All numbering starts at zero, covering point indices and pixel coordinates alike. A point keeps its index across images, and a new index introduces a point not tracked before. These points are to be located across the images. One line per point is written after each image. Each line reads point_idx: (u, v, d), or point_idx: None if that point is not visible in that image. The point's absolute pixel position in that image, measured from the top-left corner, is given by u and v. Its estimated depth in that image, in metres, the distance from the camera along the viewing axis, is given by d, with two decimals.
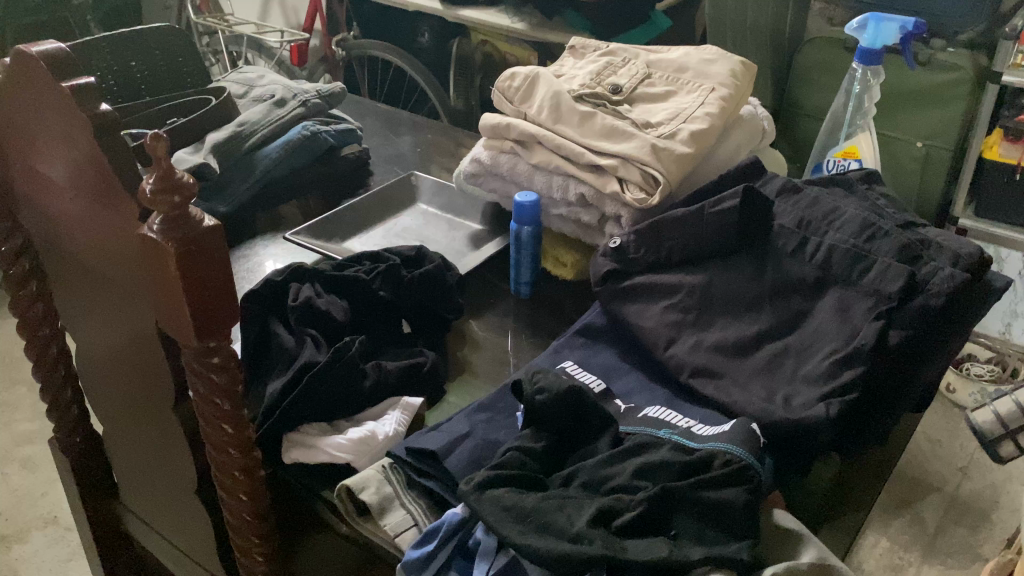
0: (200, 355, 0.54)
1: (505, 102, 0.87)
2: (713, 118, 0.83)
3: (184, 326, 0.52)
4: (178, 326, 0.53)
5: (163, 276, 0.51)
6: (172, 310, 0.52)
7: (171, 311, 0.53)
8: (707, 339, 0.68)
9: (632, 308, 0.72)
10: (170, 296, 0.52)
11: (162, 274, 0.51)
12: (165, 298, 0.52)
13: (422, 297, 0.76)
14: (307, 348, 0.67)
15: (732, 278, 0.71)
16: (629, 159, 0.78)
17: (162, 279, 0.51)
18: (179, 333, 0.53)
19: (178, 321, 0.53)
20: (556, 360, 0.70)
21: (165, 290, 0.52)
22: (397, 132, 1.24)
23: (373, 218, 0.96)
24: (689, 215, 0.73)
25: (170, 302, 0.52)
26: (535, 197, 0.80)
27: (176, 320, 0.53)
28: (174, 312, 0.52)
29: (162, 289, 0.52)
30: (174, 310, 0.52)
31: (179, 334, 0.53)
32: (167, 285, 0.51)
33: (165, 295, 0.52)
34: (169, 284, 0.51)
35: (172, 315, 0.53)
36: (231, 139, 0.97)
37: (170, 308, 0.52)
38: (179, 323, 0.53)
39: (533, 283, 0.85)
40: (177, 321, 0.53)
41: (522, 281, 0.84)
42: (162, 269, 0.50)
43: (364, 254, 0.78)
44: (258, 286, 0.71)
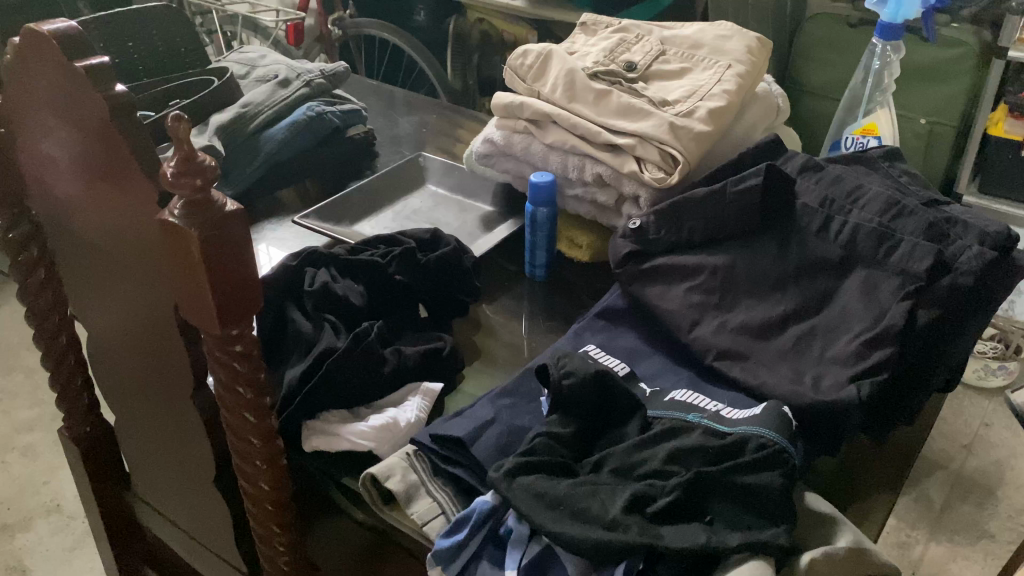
0: (222, 343, 0.53)
1: (517, 81, 0.86)
2: (731, 96, 0.82)
3: (208, 315, 0.51)
4: (199, 314, 0.52)
5: (185, 263, 0.49)
6: (194, 298, 0.51)
7: (192, 299, 0.51)
8: (732, 321, 0.67)
9: (653, 290, 0.71)
10: (192, 284, 0.50)
11: (183, 260, 0.49)
12: (186, 285, 0.51)
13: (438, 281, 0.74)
14: (326, 334, 0.66)
15: (755, 259, 0.70)
16: (647, 138, 0.77)
17: (184, 266, 0.50)
18: (200, 321, 0.52)
19: (200, 310, 0.51)
20: (578, 344, 0.69)
21: (188, 277, 0.50)
22: (402, 113, 1.21)
23: (382, 201, 0.95)
24: (711, 194, 0.72)
25: (193, 290, 0.51)
26: (552, 178, 0.79)
27: (197, 308, 0.51)
28: (195, 299, 0.51)
29: (184, 276, 0.50)
30: (196, 298, 0.51)
31: (201, 321, 0.52)
32: (189, 272, 0.50)
33: (187, 283, 0.51)
34: (192, 270, 0.49)
35: (193, 302, 0.51)
36: (235, 120, 0.94)
37: (191, 296, 0.51)
38: (201, 312, 0.51)
39: (548, 265, 0.84)
40: (199, 310, 0.51)
41: (537, 264, 0.83)
42: (185, 256, 0.49)
43: (379, 237, 0.76)
44: (273, 271, 0.70)
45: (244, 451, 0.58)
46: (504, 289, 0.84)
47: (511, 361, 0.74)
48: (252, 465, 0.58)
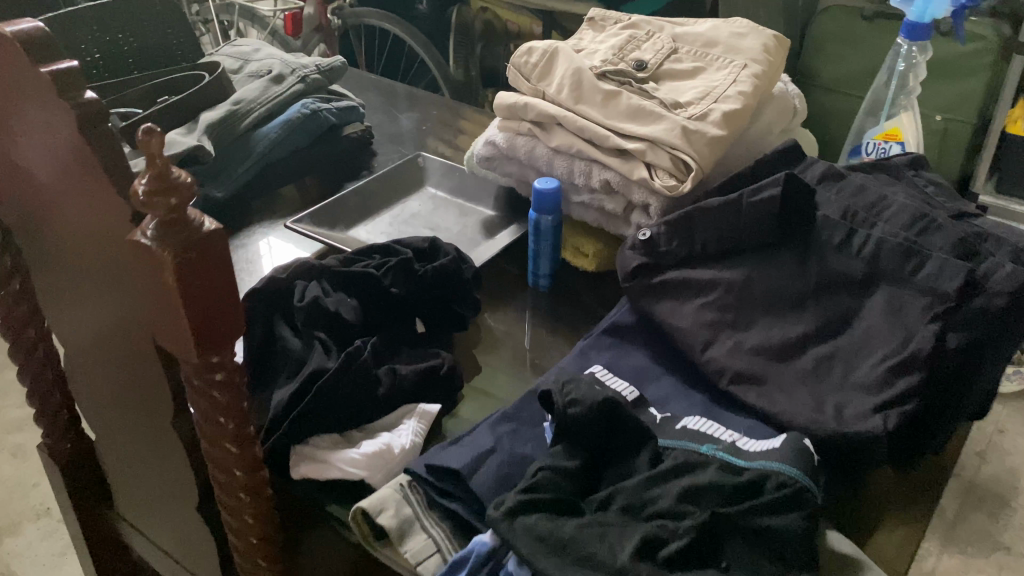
0: (200, 371, 0.49)
1: (521, 80, 0.81)
2: (746, 97, 0.78)
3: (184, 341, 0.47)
4: (176, 340, 0.48)
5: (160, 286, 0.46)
6: (171, 323, 0.47)
7: (169, 326, 0.47)
8: (748, 341, 0.63)
9: (664, 306, 0.67)
10: (168, 308, 0.46)
11: (157, 284, 0.45)
12: (162, 310, 0.47)
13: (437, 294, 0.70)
14: (316, 354, 0.62)
15: (773, 274, 0.66)
16: (658, 142, 0.73)
17: (158, 289, 0.46)
18: (178, 347, 0.48)
19: (177, 336, 0.47)
20: (584, 364, 0.65)
21: (162, 301, 0.46)
22: (401, 108, 1.17)
23: (379, 204, 0.91)
24: (727, 204, 0.68)
25: (168, 314, 0.47)
26: (556, 184, 0.75)
27: (173, 334, 0.48)
28: (171, 324, 0.47)
29: (159, 299, 0.47)
30: (171, 322, 0.47)
31: (178, 348, 0.48)
32: (164, 296, 0.46)
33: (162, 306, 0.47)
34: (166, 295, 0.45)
35: (170, 328, 0.48)
36: (225, 118, 0.90)
37: (167, 320, 0.47)
38: (177, 337, 0.47)
39: (553, 275, 0.79)
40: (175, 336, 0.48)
41: (541, 274, 0.79)
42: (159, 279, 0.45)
43: (374, 246, 0.72)
44: (261, 283, 0.66)
45: (228, 483, 0.54)
46: (506, 299, 0.80)
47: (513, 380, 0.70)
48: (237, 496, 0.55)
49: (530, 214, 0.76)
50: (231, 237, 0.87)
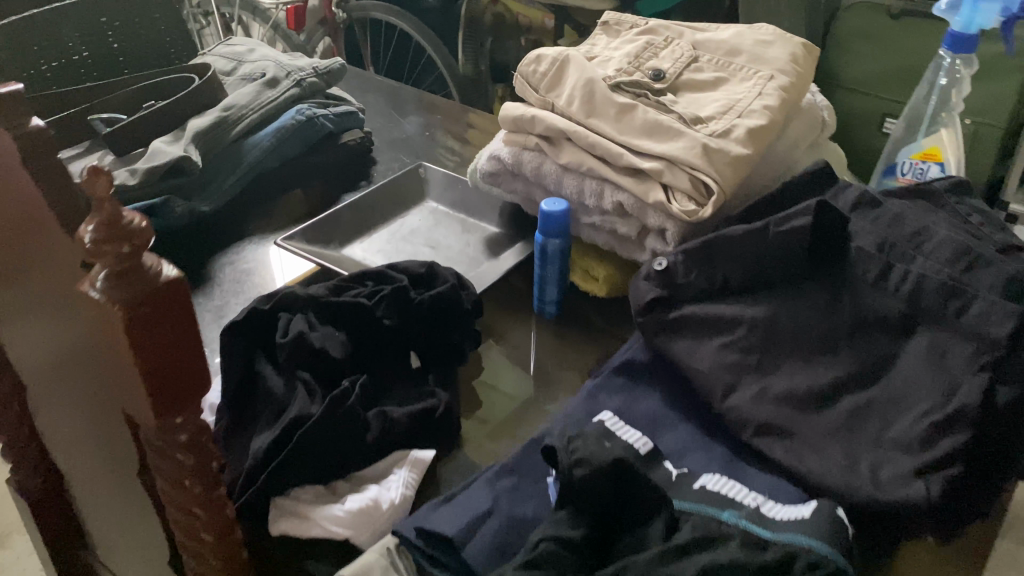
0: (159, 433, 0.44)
1: (529, 90, 0.76)
2: (772, 112, 0.72)
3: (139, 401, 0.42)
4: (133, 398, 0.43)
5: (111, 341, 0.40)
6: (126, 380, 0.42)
7: (124, 381, 0.42)
8: (773, 388, 0.57)
9: (681, 345, 0.61)
10: (122, 364, 0.41)
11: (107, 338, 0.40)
12: (116, 364, 0.42)
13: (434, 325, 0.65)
14: (298, 398, 0.56)
15: (801, 311, 0.60)
16: (676, 162, 0.67)
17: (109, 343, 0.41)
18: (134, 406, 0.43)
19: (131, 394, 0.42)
20: (592, 409, 0.60)
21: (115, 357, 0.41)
22: (404, 112, 1.11)
23: (377, 218, 0.85)
24: (751, 233, 0.62)
25: (121, 370, 0.41)
26: (565, 206, 0.69)
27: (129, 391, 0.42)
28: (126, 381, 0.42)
29: (112, 354, 0.41)
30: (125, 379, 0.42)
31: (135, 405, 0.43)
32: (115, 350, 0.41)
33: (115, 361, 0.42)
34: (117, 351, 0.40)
35: (125, 384, 0.42)
36: (214, 126, 0.84)
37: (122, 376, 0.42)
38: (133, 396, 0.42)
39: (560, 301, 0.74)
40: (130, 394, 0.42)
41: (548, 300, 0.73)
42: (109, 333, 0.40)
43: (367, 271, 0.67)
44: (243, 316, 0.60)
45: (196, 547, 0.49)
46: (510, 327, 0.75)
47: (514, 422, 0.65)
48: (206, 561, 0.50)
49: (537, 237, 0.70)
50: (217, 254, 0.82)
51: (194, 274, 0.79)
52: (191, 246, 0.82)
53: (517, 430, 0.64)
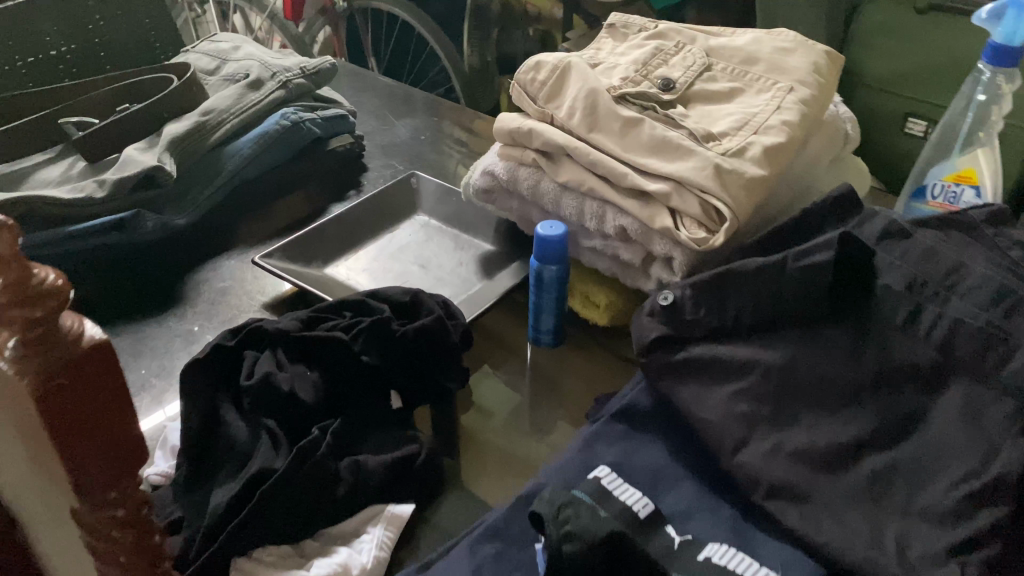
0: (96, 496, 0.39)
1: (527, 100, 0.70)
2: (791, 129, 0.66)
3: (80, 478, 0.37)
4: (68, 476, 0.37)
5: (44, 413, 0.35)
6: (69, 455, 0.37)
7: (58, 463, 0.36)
8: (789, 443, 0.52)
9: (687, 392, 0.56)
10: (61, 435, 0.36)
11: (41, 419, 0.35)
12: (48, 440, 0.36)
13: (417, 362, 0.60)
14: (262, 450, 0.51)
15: (821, 356, 0.54)
16: (685, 184, 0.61)
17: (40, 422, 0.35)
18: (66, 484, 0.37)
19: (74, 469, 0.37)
20: (588, 462, 0.54)
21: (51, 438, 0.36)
22: (400, 114, 1.06)
23: (365, 233, 0.80)
24: (767, 267, 0.56)
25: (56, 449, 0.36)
26: (563, 231, 0.63)
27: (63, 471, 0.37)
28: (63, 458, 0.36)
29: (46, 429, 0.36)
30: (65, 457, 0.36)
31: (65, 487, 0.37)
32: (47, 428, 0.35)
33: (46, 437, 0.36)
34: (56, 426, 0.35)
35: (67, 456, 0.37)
36: (192, 132, 0.79)
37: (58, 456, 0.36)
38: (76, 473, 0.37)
39: (557, 330, 0.68)
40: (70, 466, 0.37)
41: (544, 330, 0.68)
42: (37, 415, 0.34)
43: (346, 301, 0.61)
44: (205, 354, 0.55)
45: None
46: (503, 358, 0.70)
47: (500, 471, 0.60)
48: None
49: (532, 263, 0.64)
50: (191, 270, 0.76)
51: (165, 295, 0.73)
52: (165, 263, 0.77)
53: (504, 482, 0.59)
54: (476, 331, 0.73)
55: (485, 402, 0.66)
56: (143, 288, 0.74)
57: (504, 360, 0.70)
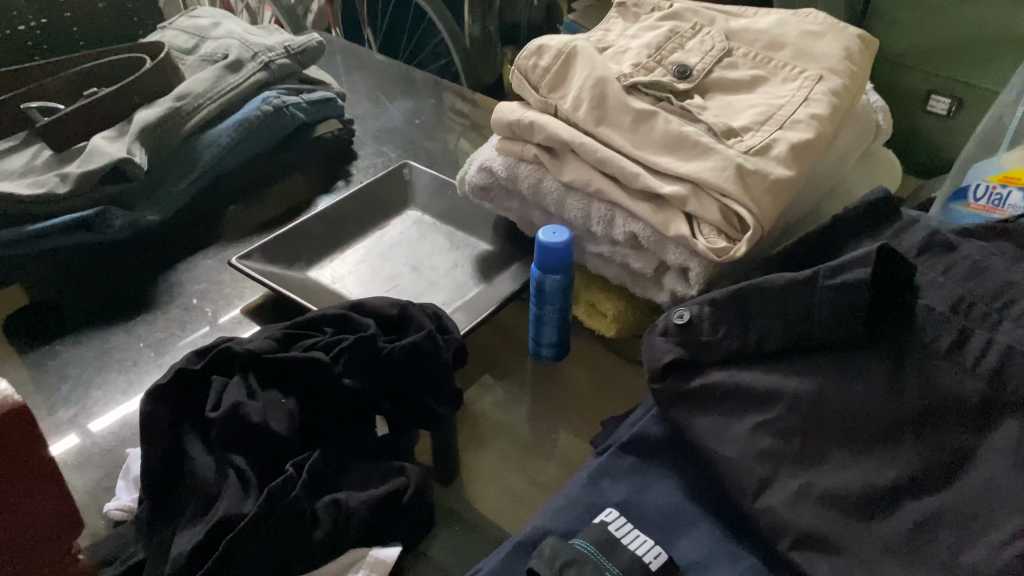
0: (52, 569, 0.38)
1: (528, 88, 0.63)
2: (820, 123, 0.59)
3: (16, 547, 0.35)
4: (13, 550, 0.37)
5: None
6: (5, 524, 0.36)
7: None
8: (819, 484, 0.46)
9: (705, 423, 0.50)
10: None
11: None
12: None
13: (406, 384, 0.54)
14: (229, 491, 0.46)
15: (854, 386, 0.48)
16: (704, 186, 0.56)
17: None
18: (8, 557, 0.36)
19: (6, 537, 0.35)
20: (594, 503, 0.49)
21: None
22: (394, 97, 0.99)
23: (353, 229, 0.74)
24: (794, 285, 0.50)
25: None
26: (568, 236, 0.57)
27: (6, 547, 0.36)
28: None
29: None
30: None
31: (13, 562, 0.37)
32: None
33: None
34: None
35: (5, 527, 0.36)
36: (166, 118, 0.72)
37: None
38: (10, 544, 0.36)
39: (560, 344, 0.62)
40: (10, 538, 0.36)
41: (547, 344, 0.62)
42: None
43: (326, 314, 0.56)
44: (167, 380, 0.50)
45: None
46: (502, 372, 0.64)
47: (498, 504, 0.55)
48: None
49: (533, 272, 0.58)
50: (164, 271, 0.71)
51: (136, 298, 0.68)
52: (137, 262, 0.71)
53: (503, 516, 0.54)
54: (474, 342, 0.67)
55: (483, 421, 0.61)
56: (112, 291, 0.68)
57: (503, 376, 0.64)
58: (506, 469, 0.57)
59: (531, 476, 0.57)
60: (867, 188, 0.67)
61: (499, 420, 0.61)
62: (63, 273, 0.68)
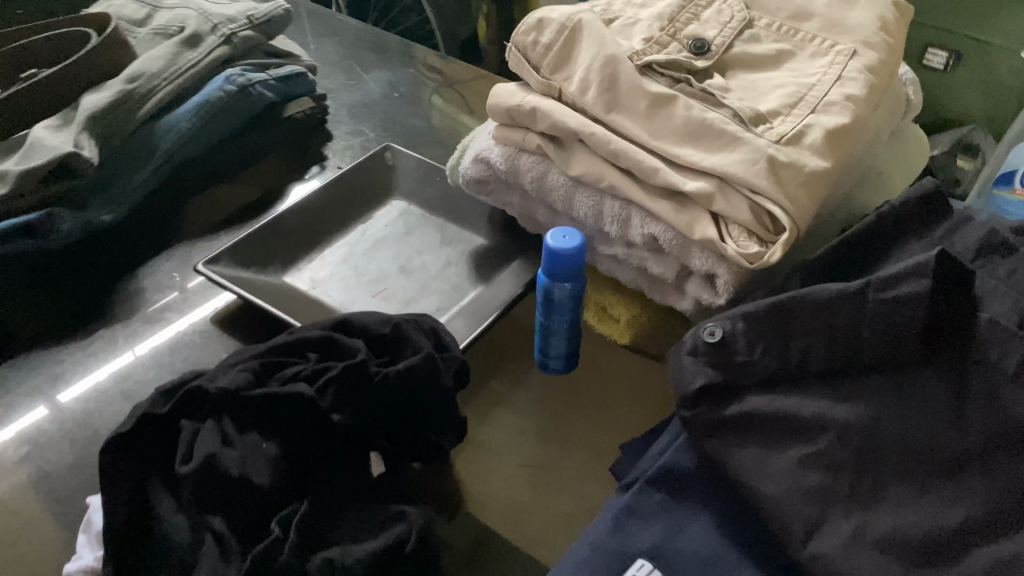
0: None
1: (527, 68, 0.56)
2: (857, 105, 0.53)
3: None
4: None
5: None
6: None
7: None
8: (875, 527, 0.41)
9: (743, 456, 0.45)
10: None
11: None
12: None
13: (401, 412, 0.48)
14: (208, 559, 0.40)
15: (911, 412, 0.43)
16: (731, 182, 0.49)
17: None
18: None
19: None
20: (622, 553, 0.44)
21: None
22: (369, 66, 0.91)
23: (333, 223, 0.67)
24: (842, 298, 0.45)
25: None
26: (579, 242, 0.50)
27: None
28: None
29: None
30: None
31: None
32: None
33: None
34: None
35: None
36: (116, 104, 0.64)
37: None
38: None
39: (570, 354, 0.56)
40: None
41: (556, 355, 0.56)
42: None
43: (309, 336, 0.49)
44: (131, 427, 0.43)
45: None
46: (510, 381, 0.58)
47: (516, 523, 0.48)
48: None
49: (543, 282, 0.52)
50: (122, 278, 0.63)
51: (90, 313, 0.60)
52: (90, 267, 0.64)
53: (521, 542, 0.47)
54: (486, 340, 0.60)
55: (489, 438, 0.53)
56: (64, 304, 0.61)
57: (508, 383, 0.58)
58: (521, 484, 0.50)
59: (550, 492, 0.50)
60: (896, 170, 0.62)
61: (506, 434, 0.54)
62: (8, 284, 0.61)
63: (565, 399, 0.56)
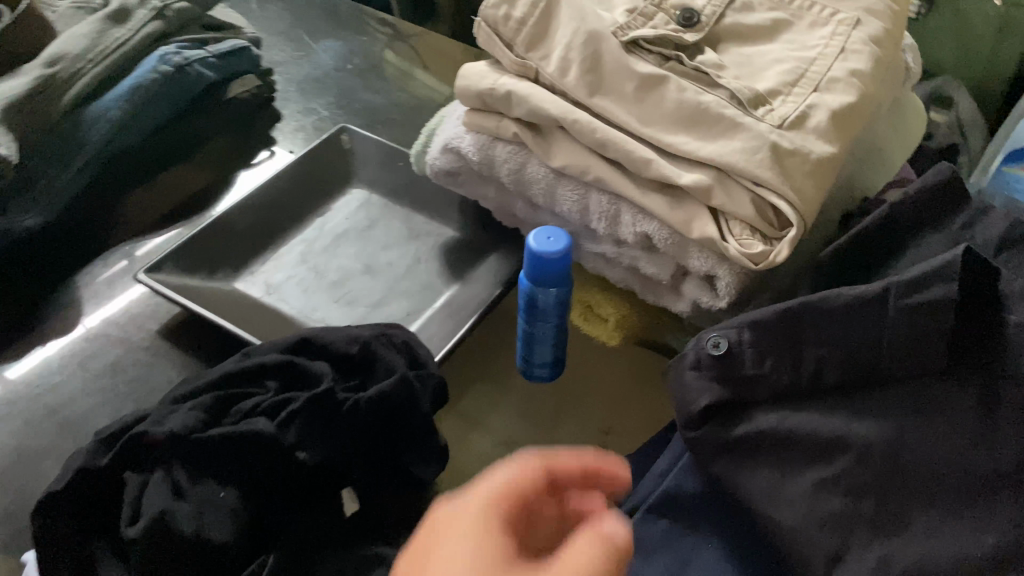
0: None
1: (498, 46, 0.50)
2: (862, 82, 0.49)
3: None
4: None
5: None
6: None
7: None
8: (900, 558, 0.38)
9: (754, 480, 0.41)
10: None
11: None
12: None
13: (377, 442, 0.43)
14: None
15: (936, 429, 0.39)
16: (731, 173, 0.44)
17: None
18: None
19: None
20: None
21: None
22: (319, 34, 0.84)
23: (289, 217, 0.61)
24: (860, 304, 0.41)
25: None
26: (566, 243, 0.45)
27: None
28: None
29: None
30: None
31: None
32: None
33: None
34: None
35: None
36: (36, 93, 0.57)
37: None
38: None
39: (556, 360, 0.52)
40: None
41: (546, 363, 0.51)
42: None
43: (268, 362, 0.44)
44: (67, 482, 0.38)
45: (579, 572, 0.29)
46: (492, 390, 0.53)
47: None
48: (509, 469, 0.33)
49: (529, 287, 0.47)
50: (56, 289, 0.58)
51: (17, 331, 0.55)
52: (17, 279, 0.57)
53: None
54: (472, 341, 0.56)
55: (479, 442, 0.50)
56: None
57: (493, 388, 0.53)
58: None
59: None
60: (897, 145, 0.58)
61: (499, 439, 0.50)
62: None
63: (554, 400, 0.52)
